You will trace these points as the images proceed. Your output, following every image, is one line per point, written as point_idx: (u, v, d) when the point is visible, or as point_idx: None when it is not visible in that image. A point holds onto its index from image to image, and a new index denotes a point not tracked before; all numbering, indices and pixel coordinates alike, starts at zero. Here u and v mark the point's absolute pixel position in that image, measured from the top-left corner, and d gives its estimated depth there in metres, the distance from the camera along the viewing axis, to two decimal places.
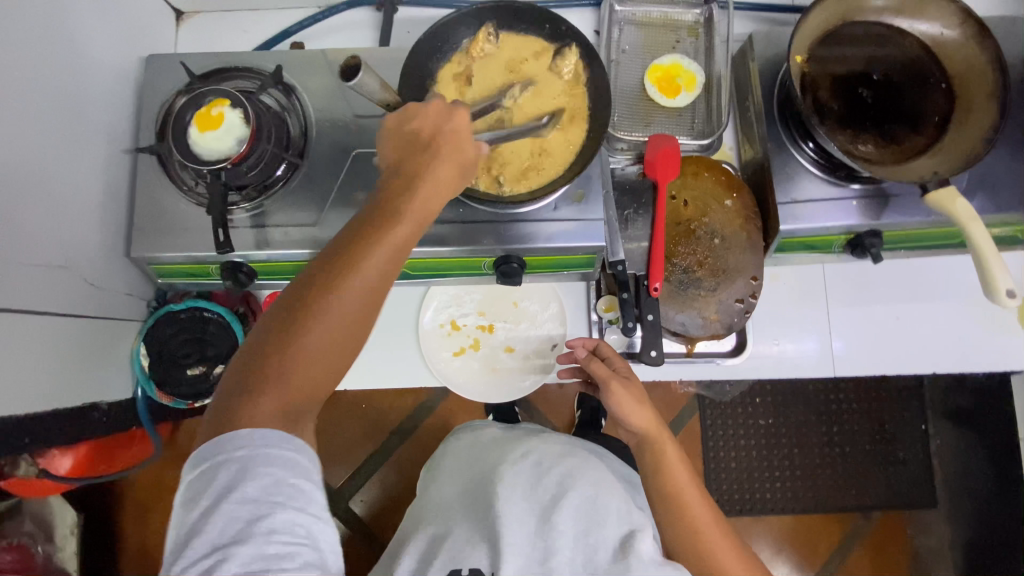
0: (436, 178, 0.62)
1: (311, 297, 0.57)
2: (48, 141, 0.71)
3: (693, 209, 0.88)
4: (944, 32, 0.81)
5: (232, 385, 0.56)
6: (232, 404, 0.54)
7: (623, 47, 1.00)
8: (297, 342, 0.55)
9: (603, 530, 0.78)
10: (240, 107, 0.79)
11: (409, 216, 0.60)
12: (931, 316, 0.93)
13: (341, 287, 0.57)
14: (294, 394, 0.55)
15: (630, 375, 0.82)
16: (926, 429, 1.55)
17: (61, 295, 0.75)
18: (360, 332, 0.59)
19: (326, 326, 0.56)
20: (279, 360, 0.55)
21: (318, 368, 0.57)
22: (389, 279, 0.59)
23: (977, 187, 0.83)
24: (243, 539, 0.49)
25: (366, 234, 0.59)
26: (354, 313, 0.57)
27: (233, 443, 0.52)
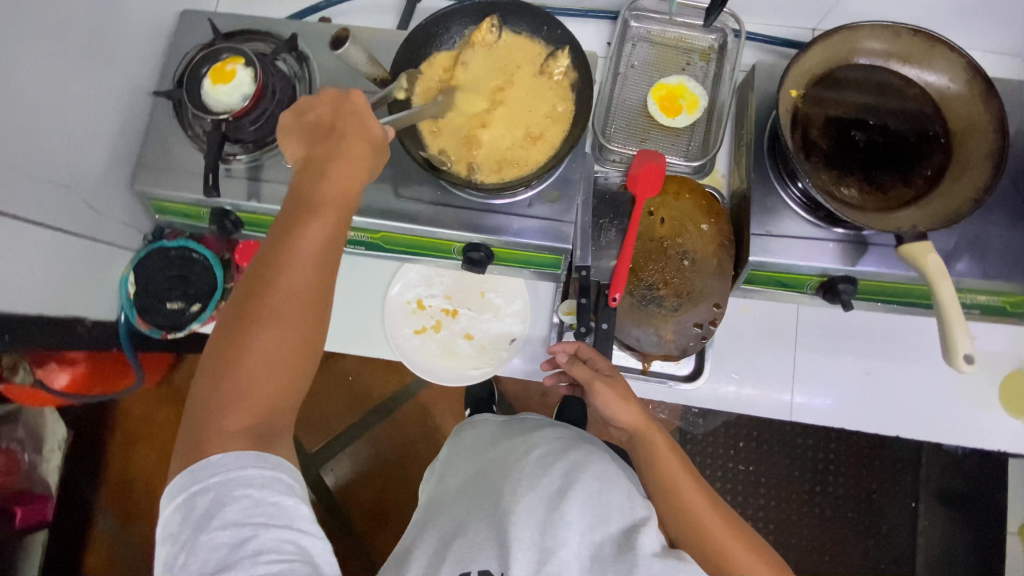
0: (346, 164, 0.66)
1: (244, 318, 0.61)
2: (72, 71, 0.78)
3: (668, 228, 0.88)
4: (951, 85, 0.79)
5: (192, 422, 0.59)
6: (198, 432, 0.58)
7: (633, 62, 1.00)
8: (242, 355, 0.60)
9: (606, 521, 0.69)
10: (251, 67, 0.84)
11: (326, 217, 0.65)
12: (904, 376, 0.91)
13: (269, 300, 0.62)
14: (256, 412, 0.60)
15: (613, 374, 0.80)
16: (916, 506, 1.45)
17: (59, 211, 0.82)
18: (304, 338, 0.63)
19: (265, 329, 0.61)
20: (226, 383, 0.60)
21: (272, 381, 0.61)
22: (315, 262, 0.64)
23: (966, 249, 0.79)
24: (231, 564, 0.52)
25: (281, 245, 0.63)
26: (289, 306, 0.62)
27: (208, 470, 0.56)
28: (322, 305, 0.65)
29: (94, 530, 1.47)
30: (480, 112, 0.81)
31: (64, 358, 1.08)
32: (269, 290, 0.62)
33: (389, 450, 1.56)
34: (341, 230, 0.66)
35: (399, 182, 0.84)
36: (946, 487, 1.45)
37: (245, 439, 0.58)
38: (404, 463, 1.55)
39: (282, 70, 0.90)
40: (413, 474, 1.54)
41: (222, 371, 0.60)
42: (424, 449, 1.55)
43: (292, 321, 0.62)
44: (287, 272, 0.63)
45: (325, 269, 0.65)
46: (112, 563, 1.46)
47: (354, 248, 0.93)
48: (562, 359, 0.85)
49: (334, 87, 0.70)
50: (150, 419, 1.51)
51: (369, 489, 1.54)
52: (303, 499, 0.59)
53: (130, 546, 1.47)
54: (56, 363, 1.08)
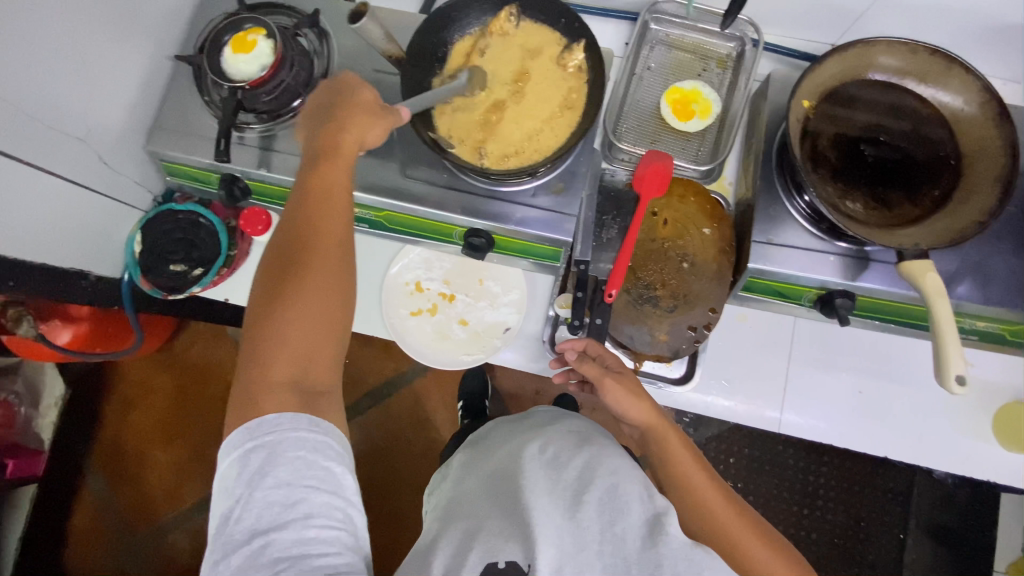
0: (351, 128, 0.67)
1: (270, 284, 0.63)
2: (97, 27, 0.80)
3: (670, 230, 0.88)
4: (964, 107, 0.79)
5: (241, 391, 0.59)
6: (247, 396, 0.58)
7: (649, 65, 1.01)
8: (276, 317, 0.60)
9: (627, 514, 0.68)
10: (272, 38, 0.86)
11: (334, 175, 0.66)
12: (897, 398, 0.90)
13: (293, 262, 0.63)
14: (296, 367, 0.60)
15: (621, 369, 0.80)
16: (904, 538, 1.43)
17: (73, 162, 0.84)
18: (328, 288, 0.63)
19: (295, 289, 0.61)
20: (259, 346, 0.60)
21: (306, 334, 0.61)
22: (331, 222, 0.65)
23: (969, 273, 0.78)
24: (284, 524, 0.53)
25: (295, 210, 0.65)
26: (314, 264, 0.63)
27: (262, 428, 0.56)
28: (341, 257, 0.65)
29: (83, 489, 1.48)
30: (492, 99, 0.82)
31: (67, 314, 1.10)
32: (289, 251, 0.63)
33: (378, 436, 1.56)
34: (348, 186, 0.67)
35: (408, 162, 0.85)
36: (936, 521, 1.43)
37: (289, 393, 0.58)
38: (392, 449, 1.55)
39: (302, 45, 0.91)
40: (401, 462, 1.54)
41: (256, 335, 0.61)
42: (413, 437, 1.55)
43: (312, 273, 0.62)
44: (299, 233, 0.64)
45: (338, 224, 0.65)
46: (97, 524, 1.46)
47: (358, 225, 0.94)
48: (570, 357, 0.83)
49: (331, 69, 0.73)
50: (147, 384, 1.53)
51: (354, 473, 1.54)
52: (349, 468, 0.59)
53: (116, 509, 1.47)
54: (59, 319, 1.10)
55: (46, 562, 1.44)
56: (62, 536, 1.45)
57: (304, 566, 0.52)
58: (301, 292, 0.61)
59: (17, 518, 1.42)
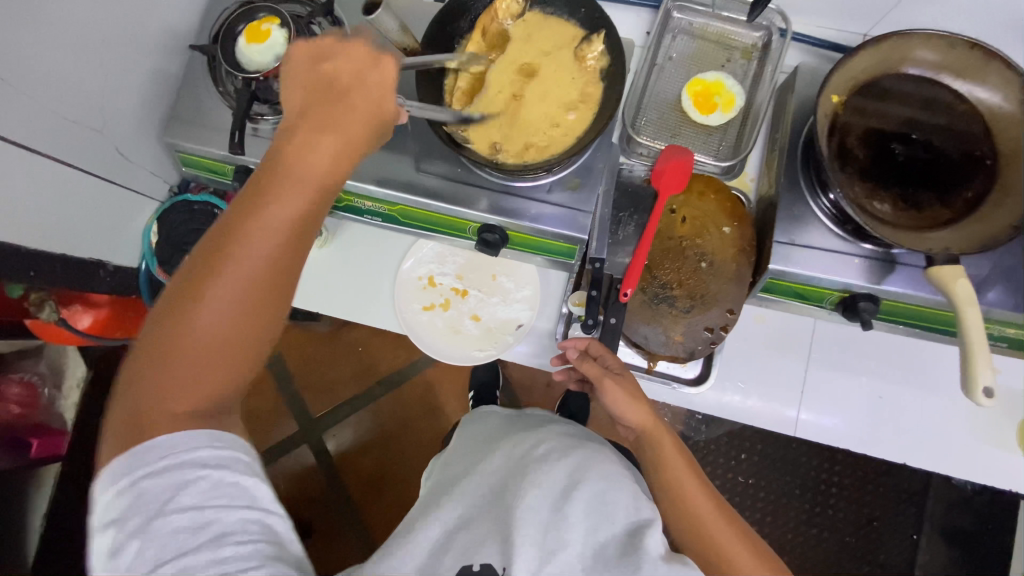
0: (340, 133, 0.60)
1: (187, 286, 0.55)
2: (113, 17, 0.79)
3: (689, 228, 0.86)
4: (1003, 105, 0.75)
5: (126, 398, 0.54)
6: (132, 407, 0.53)
7: (671, 55, 0.98)
8: (185, 328, 0.54)
9: (611, 522, 0.70)
10: (286, 28, 0.85)
11: (300, 187, 0.58)
12: (916, 403, 0.88)
13: (222, 268, 0.55)
14: (195, 394, 0.54)
15: (622, 371, 0.80)
16: (917, 539, 1.41)
17: (90, 154, 0.84)
18: (254, 314, 0.56)
19: (212, 302, 0.54)
20: (161, 359, 0.54)
21: (214, 357, 0.55)
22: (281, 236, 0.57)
23: (1001, 277, 0.75)
24: (194, 551, 0.49)
25: (248, 210, 0.57)
26: (245, 279, 0.55)
27: (153, 453, 0.51)
28: (283, 283, 0.58)
29: None
30: (509, 92, 0.80)
31: (87, 300, 1.12)
32: (219, 260, 0.55)
33: (390, 423, 1.57)
34: (313, 203, 0.59)
35: (421, 156, 0.83)
36: (950, 524, 1.41)
37: (183, 423, 0.54)
38: (403, 437, 1.56)
39: (315, 34, 0.90)
40: (411, 450, 1.56)
41: (159, 337, 0.54)
42: (426, 425, 1.56)
43: (243, 295, 0.55)
44: (241, 242, 0.56)
45: (291, 245, 0.58)
46: None
47: (371, 219, 0.93)
48: (572, 355, 0.83)
49: (359, 39, 0.63)
50: None
51: (366, 459, 1.55)
52: (263, 477, 0.57)
53: None
54: (80, 304, 1.12)
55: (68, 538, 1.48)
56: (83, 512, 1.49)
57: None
58: (222, 312, 0.55)
59: (41, 495, 1.46)
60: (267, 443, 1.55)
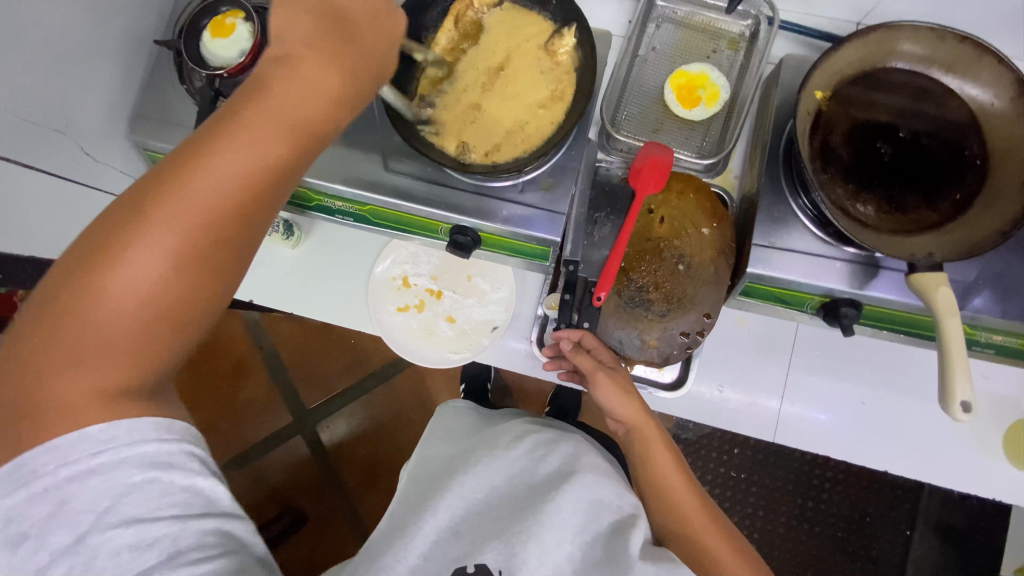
0: (305, 79, 0.54)
1: (110, 235, 0.49)
2: (71, 17, 0.77)
3: (667, 228, 0.83)
4: (995, 101, 0.71)
5: (26, 359, 0.48)
6: (36, 372, 0.48)
7: (654, 45, 0.94)
8: (103, 282, 0.48)
9: (596, 520, 0.71)
10: (251, 22, 0.82)
11: (258, 141, 0.52)
12: (901, 408, 0.85)
13: (154, 213, 0.49)
14: (117, 366, 0.50)
15: (614, 365, 0.79)
16: (910, 535, 1.40)
17: (55, 156, 0.82)
18: (193, 281, 0.51)
19: (137, 252, 0.49)
20: (74, 322, 0.48)
21: (136, 318, 0.50)
22: (229, 186, 0.51)
23: (988, 283, 0.72)
24: (142, 570, 0.49)
25: (196, 147, 0.51)
26: (177, 229, 0.50)
27: (82, 446, 0.48)
28: (223, 240, 0.52)
29: None
30: (478, 90, 0.77)
31: None
32: (163, 213, 0.50)
33: (381, 416, 1.57)
34: (279, 162, 0.54)
35: (389, 155, 0.81)
36: (945, 521, 1.39)
37: (100, 402, 0.49)
38: (395, 429, 1.56)
39: None
40: (404, 441, 1.56)
41: (72, 288, 0.48)
42: (416, 418, 1.57)
43: (176, 255, 0.50)
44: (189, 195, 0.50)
45: (243, 208, 0.53)
46: None
47: (344, 219, 0.91)
48: (566, 347, 0.79)
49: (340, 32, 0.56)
50: None
51: (358, 451, 1.56)
52: (218, 479, 0.56)
53: None
54: None
55: None
56: None
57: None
58: (153, 274, 0.49)
59: None
60: (260, 435, 1.56)
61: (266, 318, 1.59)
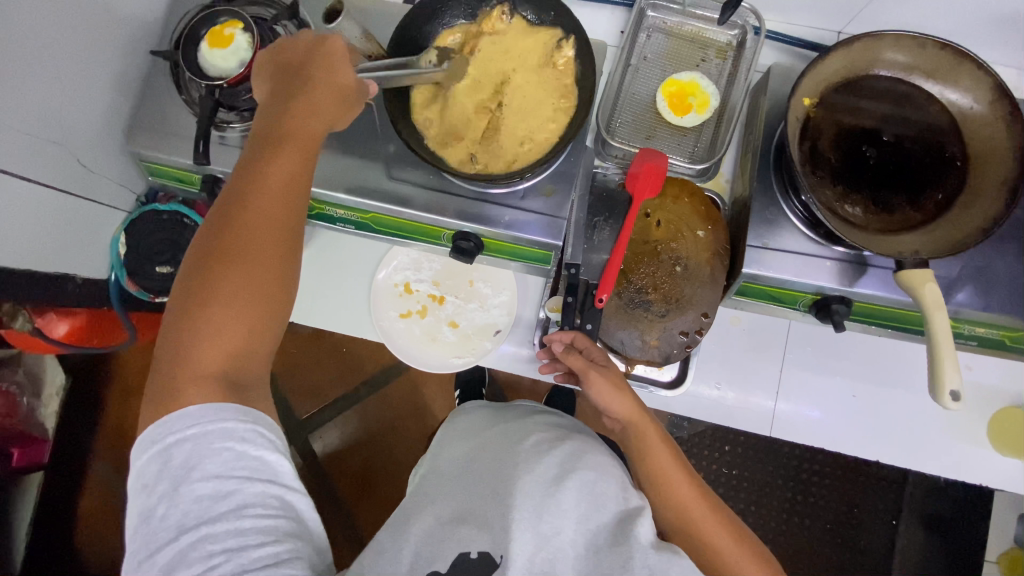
0: (312, 101, 0.64)
1: (201, 262, 0.59)
2: (67, 28, 0.77)
3: (664, 231, 0.86)
4: (974, 105, 0.76)
5: (162, 365, 0.58)
6: (168, 375, 0.57)
7: (646, 54, 0.97)
8: (207, 288, 0.58)
9: (600, 511, 0.72)
10: (250, 32, 0.82)
11: (293, 155, 0.63)
12: (889, 400, 0.89)
13: (234, 227, 0.60)
14: (222, 353, 0.58)
15: (607, 362, 0.78)
16: (895, 524, 1.44)
17: (51, 167, 0.82)
18: (271, 273, 0.60)
19: (229, 259, 0.59)
20: (187, 326, 0.58)
21: (233, 311, 0.58)
22: (283, 190, 0.62)
23: (970, 279, 0.76)
24: (213, 517, 0.53)
25: (249, 173, 0.62)
26: (253, 235, 0.60)
27: (183, 421, 0.55)
28: (286, 237, 0.62)
29: (87, 476, 1.46)
30: (481, 99, 0.79)
31: (63, 308, 0.99)
32: (237, 233, 0.60)
33: (376, 424, 1.56)
34: (307, 170, 0.64)
35: (392, 163, 0.82)
36: (929, 510, 1.43)
37: (212, 385, 0.57)
38: (391, 436, 1.56)
39: (280, 37, 0.87)
40: (400, 448, 1.56)
41: (186, 300, 0.59)
42: (412, 425, 1.56)
43: (254, 254, 0.60)
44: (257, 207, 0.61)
45: (294, 209, 0.63)
46: (103, 509, 1.45)
47: (345, 227, 0.92)
48: (557, 348, 0.81)
49: (334, 70, 0.65)
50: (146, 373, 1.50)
51: (354, 459, 1.55)
52: (284, 453, 0.59)
53: (119, 493, 1.46)
54: (55, 312, 0.99)
55: (54, 544, 1.43)
56: (67, 519, 1.45)
57: (243, 559, 0.52)
58: (241, 275, 0.59)
59: (24, 501, 1.41)
60: None
61: None
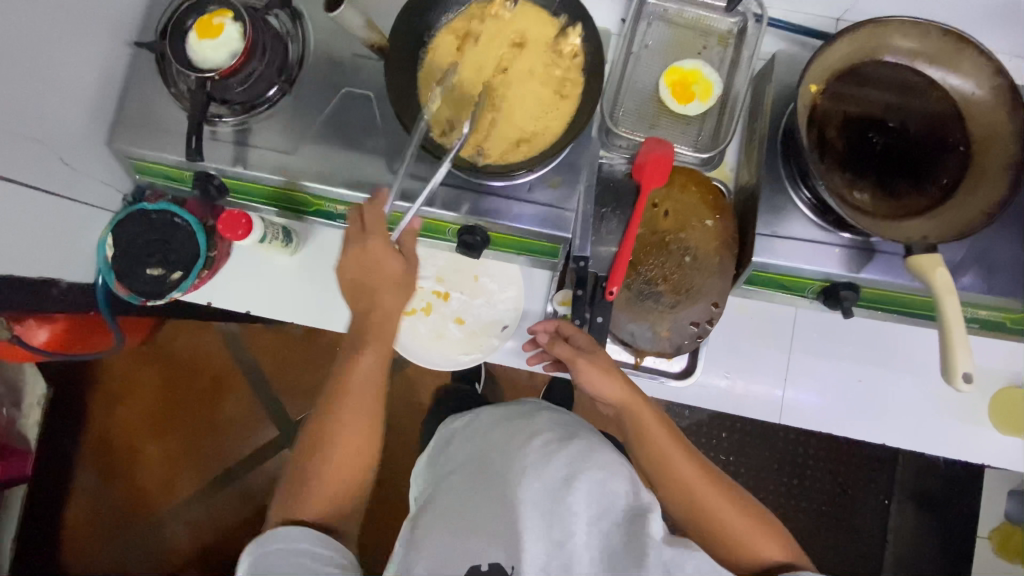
0: (395, 285, 0.75)
1: (317, 429, 0.72)
2: (46, 19, 0.73)
3: (672, 222, 0.85)
4: (976, 91, 0.76)
5: (278, 508, 0.69)
6: (283, 516, 0.68)
7: (646, 43, 0.95)
8: (321, 452, 0.70)
9: (611, 511, 0.71)
10: (240, 22, 0.78)
11: (382, 338, 0.75)
12: (893, 383, 0.90)
13: (342, 402, 0.72)
14: (327, 502, 0.69)
15: (595, 350, 0.78)
16: (887, 503, 1.47)
17: (33, 167, 0.78)
18: (366, 437, 0.72)
19: (339, 429, 0.71)
20: (304, 478, 0.70)
21: (340, 470, 0.70)
22: (375, 368, 0.74)
23: (974, 261, 0.77)
24: None
25: (351, 353, 0.75)
26: (356, 409, 0.72)
27: (274, 541, 0.63)
28: (378, 404, 0.74)
29: (73, 488, 1.42)
30: (486, 90, 0.77)
31: (43, 314, 0.94)
32: (343, 406, 0.72)
33: None
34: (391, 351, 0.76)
35: (393, 157, 0.82)
36: (920, 487, 1.47)
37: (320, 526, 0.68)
38: (390, 435, 1.54)
39: (273, 27, 0.83)
40: (399, 447, 1.53)
41: (304, 458, 0.71)
42: (411, 423, 1.54)
43: (358, 427, 0.72)
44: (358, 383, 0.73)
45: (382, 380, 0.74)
46: (92, 521, 1.41)
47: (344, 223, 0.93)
48: (544, 339, 0.83)
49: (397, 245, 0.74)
50: (132, 379, 1.45)
51: None
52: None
53: (107, 504, 1.42)
54: (34, 318, 0.93)
55: (40, 560, 1.38)
56: (54, 534, 1.40)
57: None
58: (349, 441, 0.71)
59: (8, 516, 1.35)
60: (244, 450, 1.44)
61: (246, 329, 1.46)
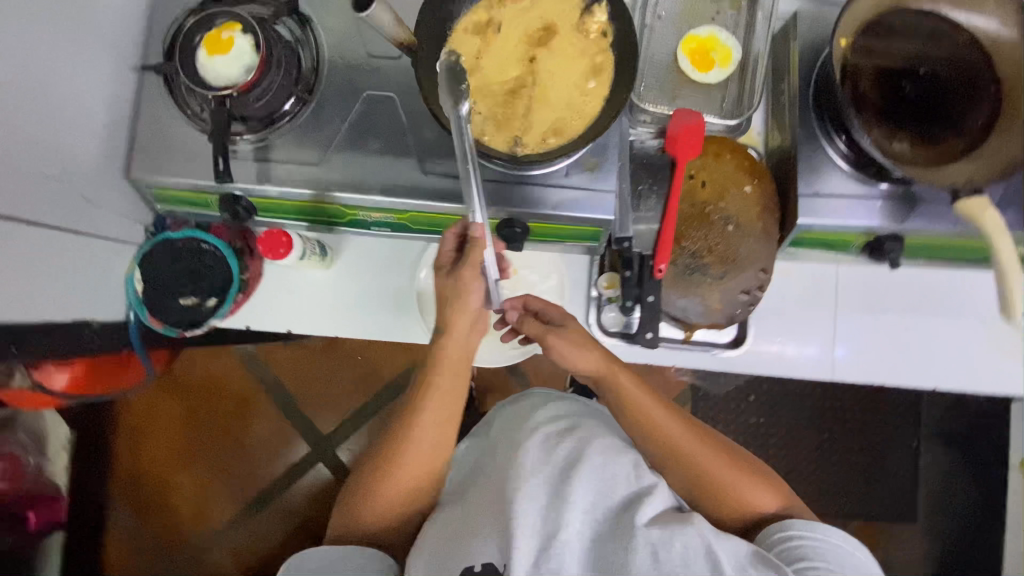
0: (461, 322, 0.71)
1: (383, 450, 0.74)
2: (49, 51, 0.70)
3: (711, 190, 0.84)
4: (1003, 30, 0.76)
5: (346, 507, 0.76)
6: (351, 519, 0.75)
7: (660, 13, 0.93)
8: (387, 476, 0.73)
9: (609, 495, 0.68)
10: (251, 33, 0.76)
11: (450, 375, 0.73)
12: (936, 329, 0.91)
13: (411, 436, 0.72)
14: (390, 515, 0.75)
15: (563, 322, 0.77)
16: (916, 446, 1.50)
17: (51, 207, 0.76)
18: (428, 466, 0.74)
19: (405, 459, 0.72)
20: (369, 492, 0.74)
21: (401, 492, 0.74)
22: (443, 407, 0.73)
23: (1011, 201, 0.78)
24: None
25: (422, 384, 0.73)
26: (421, 443, 0.72)
27: None
28: (444, 439, 0.74)
29: (108, 527, 1.40)
30: (514, 80, 0.75)
31: (64, 358, 0.87)
32: (406, 438, 0.73)
33: None
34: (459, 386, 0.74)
35: (424, 156, 0.80)
36: (948, 427, 1.50)
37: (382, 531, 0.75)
38: None
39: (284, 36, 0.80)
40: None
41: (369, 473, 0.74)
42: None
43: (422, 458, 0.73)
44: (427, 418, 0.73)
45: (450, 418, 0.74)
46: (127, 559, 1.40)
47: (379, 231, 0.92)
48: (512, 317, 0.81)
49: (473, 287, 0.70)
50: (153, 412, 1.42)
51: None
52: None
53: (144, 539, 1.40)
54: (54, 363, 0.87)
55: None
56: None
57: None
58: (414, 471, 0.73)
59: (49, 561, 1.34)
60: (278, 468, 1.42)
61: (263, 349, 1.42)
